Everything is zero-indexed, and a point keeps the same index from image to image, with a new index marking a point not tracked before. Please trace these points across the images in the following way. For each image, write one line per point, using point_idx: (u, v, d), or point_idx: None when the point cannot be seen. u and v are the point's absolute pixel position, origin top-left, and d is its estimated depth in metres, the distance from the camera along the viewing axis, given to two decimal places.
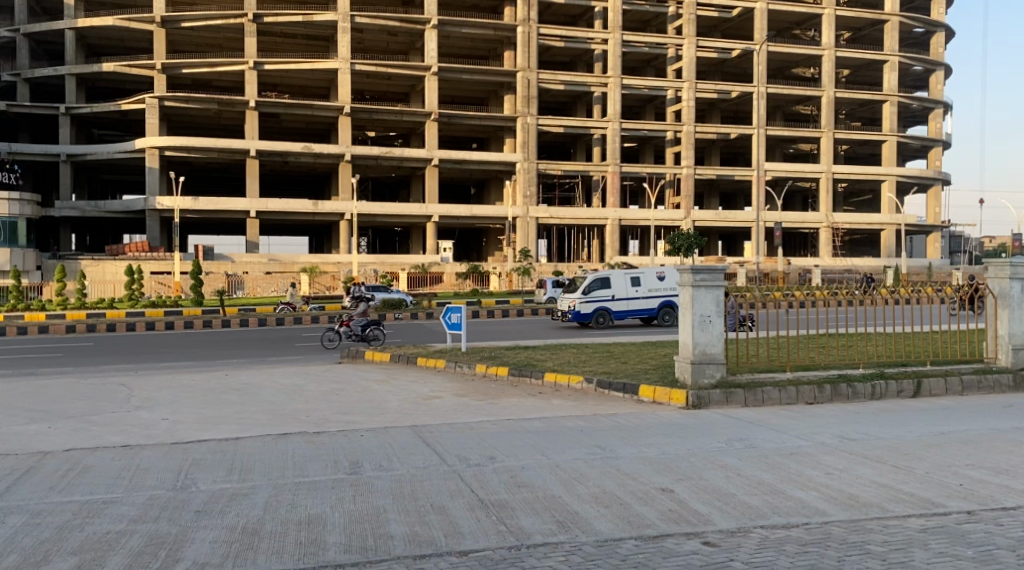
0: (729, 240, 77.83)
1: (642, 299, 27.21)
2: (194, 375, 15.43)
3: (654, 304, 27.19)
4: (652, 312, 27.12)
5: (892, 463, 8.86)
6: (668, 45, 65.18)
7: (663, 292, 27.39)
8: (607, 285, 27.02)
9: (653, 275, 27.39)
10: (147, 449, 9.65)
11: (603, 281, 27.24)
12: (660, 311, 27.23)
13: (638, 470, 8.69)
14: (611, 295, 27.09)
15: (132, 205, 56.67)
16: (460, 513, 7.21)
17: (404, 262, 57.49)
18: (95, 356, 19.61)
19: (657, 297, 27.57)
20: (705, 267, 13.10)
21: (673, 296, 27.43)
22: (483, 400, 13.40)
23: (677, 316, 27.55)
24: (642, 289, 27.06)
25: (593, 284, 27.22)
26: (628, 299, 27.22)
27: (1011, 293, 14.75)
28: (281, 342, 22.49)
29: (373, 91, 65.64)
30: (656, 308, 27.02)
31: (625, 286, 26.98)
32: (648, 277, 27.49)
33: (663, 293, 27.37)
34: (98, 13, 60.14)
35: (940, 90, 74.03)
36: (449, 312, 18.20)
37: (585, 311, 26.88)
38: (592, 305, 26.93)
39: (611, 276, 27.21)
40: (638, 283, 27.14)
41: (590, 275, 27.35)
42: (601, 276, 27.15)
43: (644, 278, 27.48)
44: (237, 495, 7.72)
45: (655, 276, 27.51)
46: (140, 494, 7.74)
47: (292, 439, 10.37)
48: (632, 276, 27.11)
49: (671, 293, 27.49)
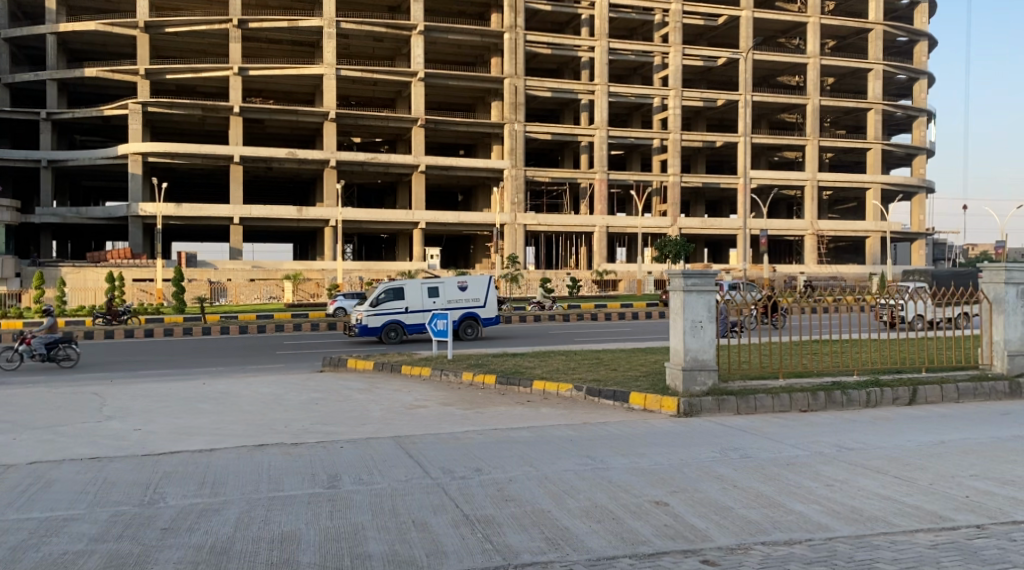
0: (715, 247, 77.73)
1: (440, 312, 24.34)
2: (170, 384, 14.96)
3: (454, 317, 24.34)
4: (452, 325, 24.27)
5: (893, 474, 8.55)
6: (655, 53, 65.13)
7: (464, 304, 24.55)
8: (399, 296, 23.93)
9: (452, 284, 24.44)
10: (116, 461, 9.21)
11: (396, 290, 24.20)
12: (461, 324, 24.41)
13: (631, 482, 8.32)
14: (403, 307, 23.95)
15: (114, 212, 55.98)
16: (443, 529, 6.83)
17: (390, 268, 57.01)
18: (69, 364, 19.07)
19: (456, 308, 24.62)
20: (696, 270, 12.75)
21: (478, 307, 24.70)
22: (469, 409, 13.00)
23: (477, 329, 24.75)
24: (441, 302, 24.11)
25: (383, 295, 23.92)
26: (423, 311, 24.21)
27: (1007, 298, 14.49)
28: (262, 350, 22.01)
29: (359, 97, 65.22)
30: (454, 322, 24.18)
31: (419, 298, 23.99)
32: (448, 286, 24.54)
33: (462, 305, 24.47)
34: (80, 18, 59.49)
35: (923, 99, 74.28)
36: (434, 319, 17.81)
37: (374, 325, 23.78)
38: (383, 319, 23.85)
39: (405, 284, 24.09)
40: (434, 294, 24.13)
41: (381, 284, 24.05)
42: (394, 285, 23.93)
43: (440, 288, 24.43)
44: (208, 510, 7.29)
45: (453, 286, 24.48)
46: (104, 509, 7.31)
47: (269, 451, 9.95)
48: (431, 287, 24.14)
49: (470, 304, 24.61)
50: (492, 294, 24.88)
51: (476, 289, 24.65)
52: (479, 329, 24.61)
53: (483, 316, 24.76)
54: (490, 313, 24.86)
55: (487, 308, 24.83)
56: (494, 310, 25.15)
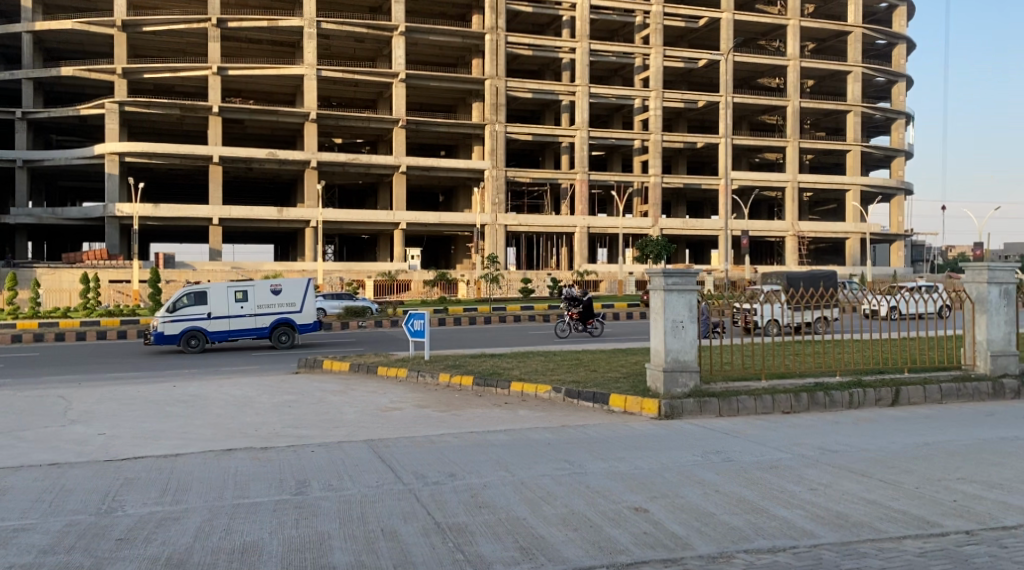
0: (696, 248, 77.77)
1: (249, 318, 22.34)
2: (140, 386, 14.60)
3: (264, 323, 22.33)
4: (262, 332, 22.26)
5: (879, 478, 8.37)
6: (636, 54, 65.07)
7: (276, 309, 22.57)
8: (202, 301, 21.87)
9: (261, 289, 22.43)
10: (76, 467, 8.86)
11: (199, 295, 22.05)
12: (273, 331, 22.33)
13: (610, 487, 8.08)
14: (205, 313, 21.81)
15: (90, 212, 55.25)
16: (413, 538, 6.57)
17: (370, 269, 56.57)
18: (38, 366, 18.62)
19: (268, 313, 22.64)
20: (677, 269, 12.50)
21: (293, 313, 22.72)
22: (445, 411, 12.72)
23: (291, 336, 22.79)
24: (248, 307, 22.09)
25: (180, 300, 21.74)
26: (228, 317, 22.14)
27: (989, 297, 14.36)
28: (237, 352, 21.62)
29: (339, 97, 64.79)
30: (263, 329, 22.19)
31: (226, 303, 21.96)
32: (259, 290, 22.57)
33: (274, 311, 22.49)
34: (55, 16, 58.68)
35: (902, 101, 74.61)
36: (411, 319, 17.50)
37: (170, 333, 21.64)
38: (183, 326, 21.82)
39: (208, 289, 21.97)
40: (240, 299, 22.14)
41: (180, 287, 21.87)
42: (195, 290, 21.80)
43: (248, 291, 22.35)
44: (168, 520, 6.98)
45: (263, 289, 22.47)
46: (57, 518, 6.98)
47: (236, 456, 9.63)
48: (237, 291, 22.14)
49: (284, 309, 22.65)
50: (311, 298, 22.90)
51: (290, 294, 22.70)
52: (294, 336, 22.67)
53: (299, 322, 22.77)
54: (308, 319, 22.90)
55: (305, 313, 22.84)
56: (313, 317, 23.21)
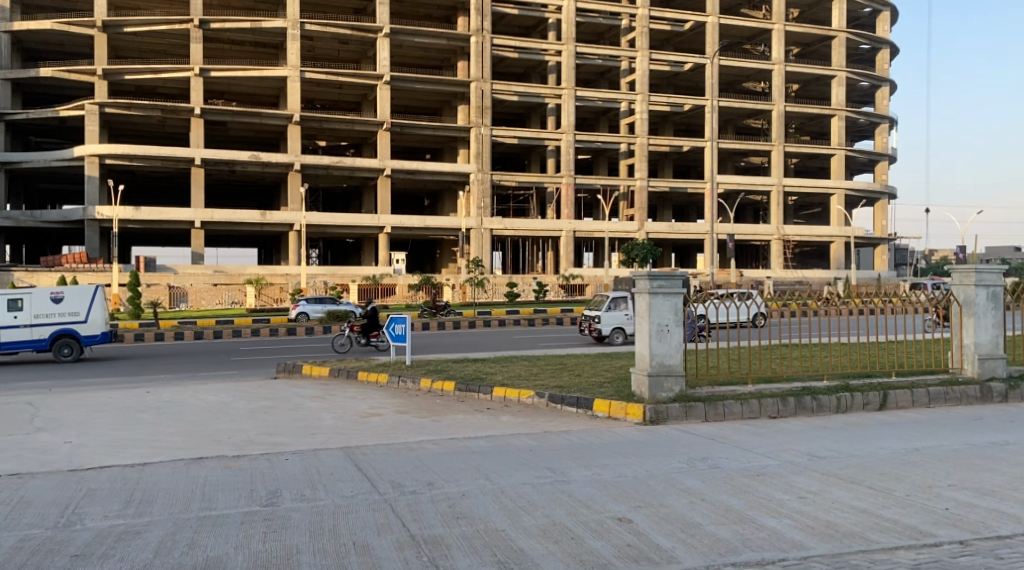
0: (682, 252, 77.72)
1: (25, 330, 20.94)
2: (113, 392, 14.24)
3: (42, 335, 20.95)
4: (39, 345, 20.88)
5: (871, 483, 8.17)
6: (622, 58, 65.00)
7: (57, 319, 21.17)
8: None
9: (39, 298, 21.06)
10: (38, 478, 8.52)
11: None
12: (52, 343, 20.92)
13: (593, 495, 7.83)
14: None
15: (70, 215, 54.62)
16: (386, 553, 6.31)
17: (355, 273, 56.16)
18: (10, 371, 18.20)
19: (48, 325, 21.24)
20: (662, 272, 12.24)
21: (77, 323, 21.30)
22: (426, 417, 12.42)
23: (75, 350, 21.32)
24: (21, 318, 20.81)
25: None
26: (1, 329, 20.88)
27: (976, 300, 14.14)
28: (217, 357, 21.21)
29: (323, 99, 64.38)
30: (37, 340, 20.78)
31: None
32: (40, 300, 21.21)
33: (53, 321, 21.07)
34: (35, 16, 58.01)
35: (885, 106, 74.92)
36: (393, 323, 17.17)
37: None
38: None
39: None
40: (10, 309, 20.81)
41: None
42: None
43: (22, 301, 21.04)
44: (127, 534, 6.70)
45: (40, 299, 21.12)
46: (12, 534, 6.67)
47: (207, 465, 9.32)
48: (14, 300, 20.84)
49: (67, 320, 21.23)
50: (98, 309, 21.51)
51: (72, 303, 21.29)
52: (76, 349, 21.18)
53: (85, 333, 21.35)
54: (94, 330, 21.48)
55: (90, 324, 21.41)
56: (103, 328, 21.73)
